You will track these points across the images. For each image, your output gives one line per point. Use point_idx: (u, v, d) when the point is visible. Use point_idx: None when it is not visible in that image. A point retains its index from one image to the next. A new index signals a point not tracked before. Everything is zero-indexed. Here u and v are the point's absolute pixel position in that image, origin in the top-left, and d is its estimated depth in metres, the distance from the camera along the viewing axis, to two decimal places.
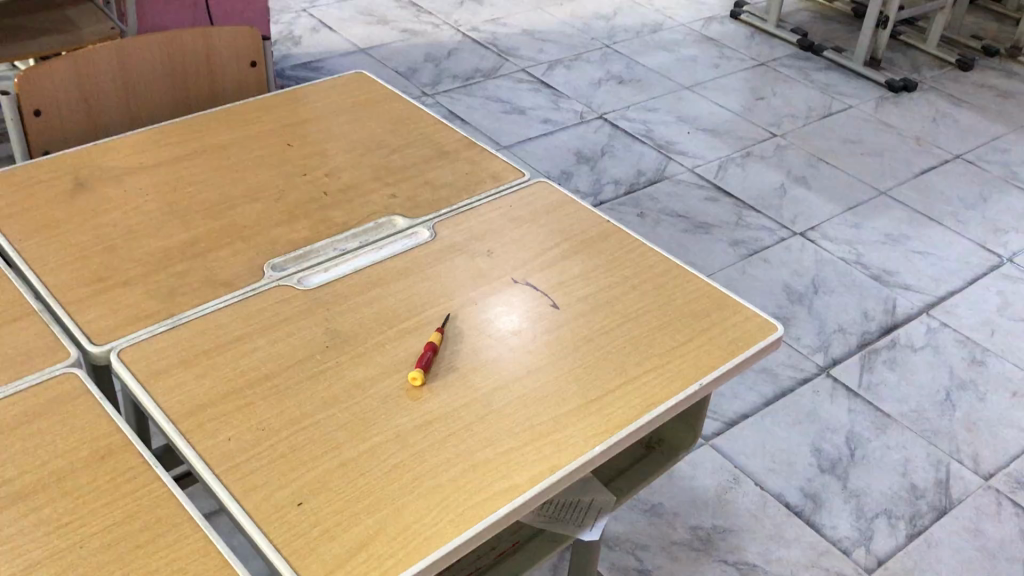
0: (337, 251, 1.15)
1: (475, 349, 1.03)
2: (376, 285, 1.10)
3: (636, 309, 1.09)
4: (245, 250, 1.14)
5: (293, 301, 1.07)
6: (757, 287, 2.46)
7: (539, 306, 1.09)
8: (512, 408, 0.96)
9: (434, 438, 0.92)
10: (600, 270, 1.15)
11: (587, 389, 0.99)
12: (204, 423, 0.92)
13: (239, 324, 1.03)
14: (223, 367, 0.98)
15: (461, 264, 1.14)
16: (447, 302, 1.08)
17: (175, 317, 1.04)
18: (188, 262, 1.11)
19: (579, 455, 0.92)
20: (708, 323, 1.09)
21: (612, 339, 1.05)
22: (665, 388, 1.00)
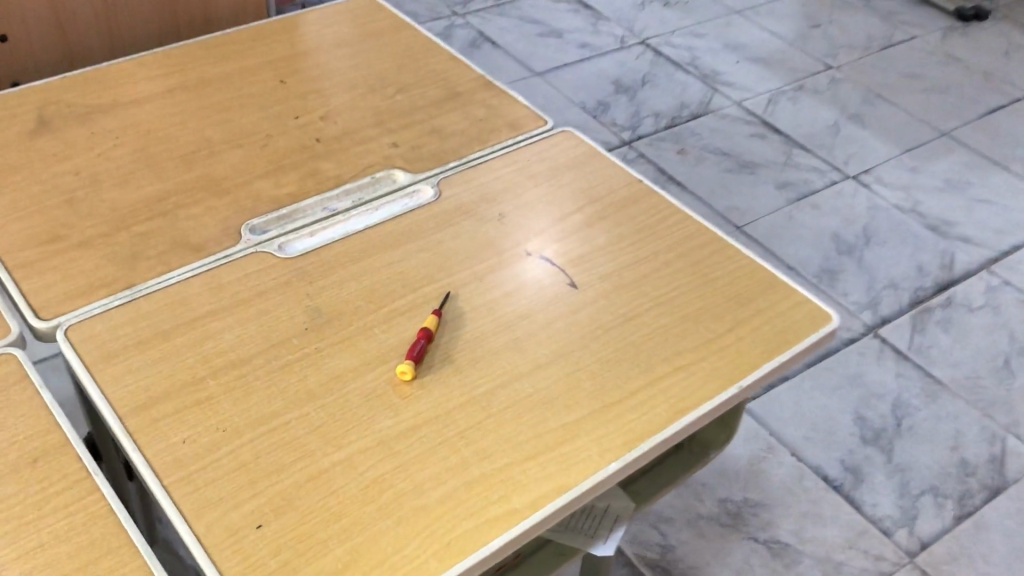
0: (326, 212, 1.01)
1: (477, 336, 0.88)
2: (368, 254, 0.95)
3: (667, 291, 0.94)
4: (222, 208, 1.00)
5: (271, 271, 0.93)
6: (804, 236, 2.28)
7: (554, 285, 0.94)
8: (516, 411, 0.82)
9: (422, 447, 0.79)
10: (627, 241, 1.00)
11: (605, 390, 0.85)
12: (156, 420, 0.79)
13: (207, 297, 0.90)
14: (184, 350, 0.85)
15: (466, 231, 0.99)
16: (448, 277, 0.94)
17: (135, 287, 0.90)
18: (156, 221, 0.98)
19: (591, 473, 0.78)
20: (750, 311, 0.93)
21: (638, 327, 0.90)
22: (696, 391, 0.85)
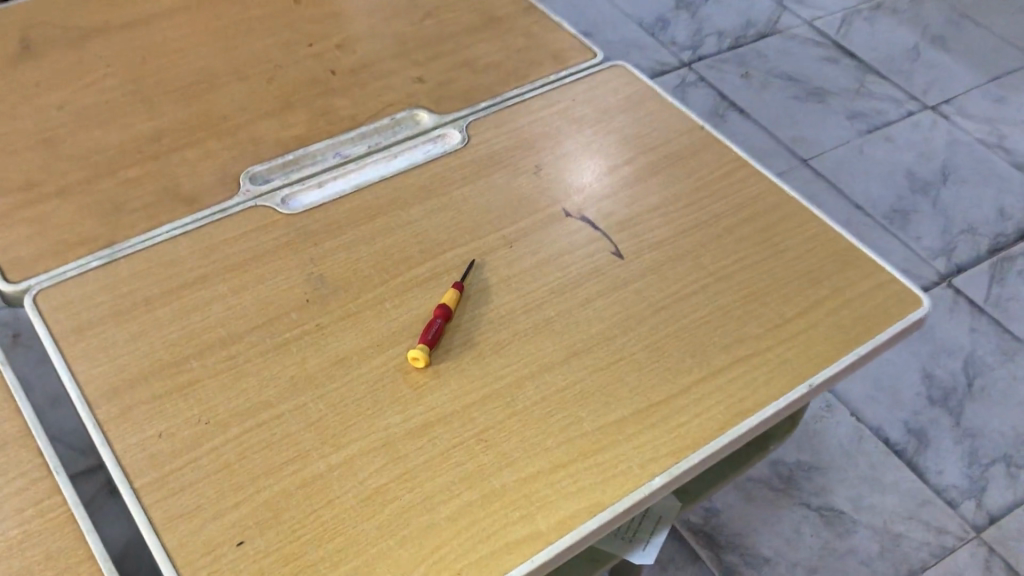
0: (338, 159, 0.89)
1: (504, 316, 0.76)
2: (383, 213, 0.83)
3: (727, 264, 0.81)
4: (221, 153, 0.88)
5: (272, 229, 0.81)
6: (876, 172, 2.10)
7: (595, 253, 0.81)
8: (545, 408, 0.70)
9: (433, 451, 0.68)
10: (684, 202, 0.86)
11: (651, 384, 0.72)
12: (129, 408, 0.69)
13: (197, 260, 0.78)
14: (167, 324, 0.74)
15: (497, 185, 0.86)
16: (474, 242, 0.81)
17: (116, 246, 0.79)
18: (145, 167, 0.86)
19: (631, 489, 0.67)
20: (825, 291, 0.80)
21: (692, 308, 0.77)
22: (758, 390, 0.73)
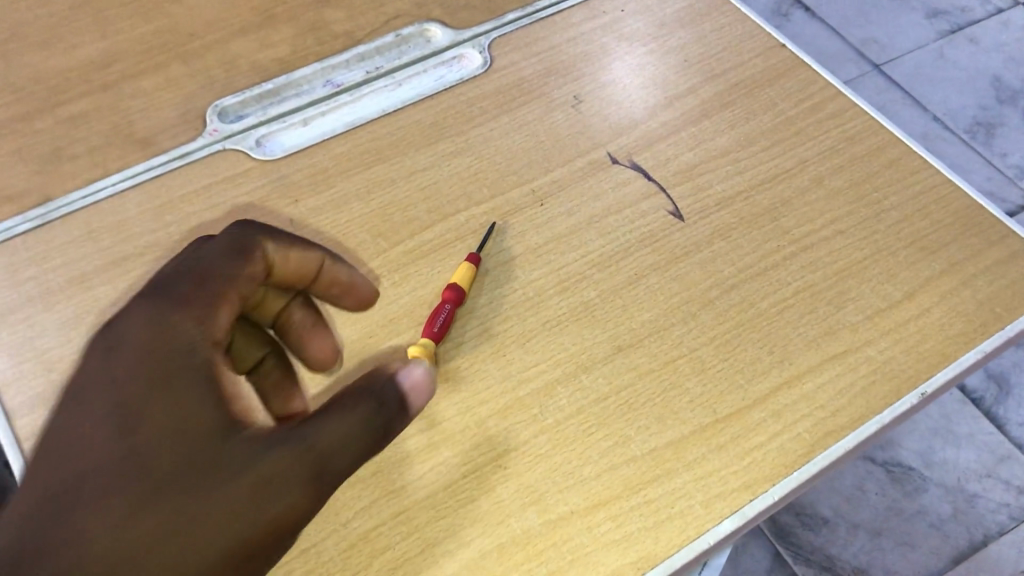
0: (328, 89, 0.72)
1: (531, 297, 0.61)
2: (381, 160, 0.67)
3: (814, 227, 0.64)
4: (185, 81, 0.71)
5: (243, 181, 0.65)
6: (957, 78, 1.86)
7: (646, 212, 0.65)
8: (581, 423, 0.55)
9: (437, 483, 0.53)
10: (760, 144, 0.68)
11: (718, 392, 0.56)
12: None
13: (149, 223, 0.63)
14: (108, 307, 0.59)
15: (525, 123, 0.69)
16: (495, 199, 0.65)
17: (51, 204, 0.63)
18: (92, 98, 0.70)
19: (691, 537, 0.51)
20: (943, 263, 0.62)
21: (770, 288, 0.61)
22: (856, 400, 0.56)
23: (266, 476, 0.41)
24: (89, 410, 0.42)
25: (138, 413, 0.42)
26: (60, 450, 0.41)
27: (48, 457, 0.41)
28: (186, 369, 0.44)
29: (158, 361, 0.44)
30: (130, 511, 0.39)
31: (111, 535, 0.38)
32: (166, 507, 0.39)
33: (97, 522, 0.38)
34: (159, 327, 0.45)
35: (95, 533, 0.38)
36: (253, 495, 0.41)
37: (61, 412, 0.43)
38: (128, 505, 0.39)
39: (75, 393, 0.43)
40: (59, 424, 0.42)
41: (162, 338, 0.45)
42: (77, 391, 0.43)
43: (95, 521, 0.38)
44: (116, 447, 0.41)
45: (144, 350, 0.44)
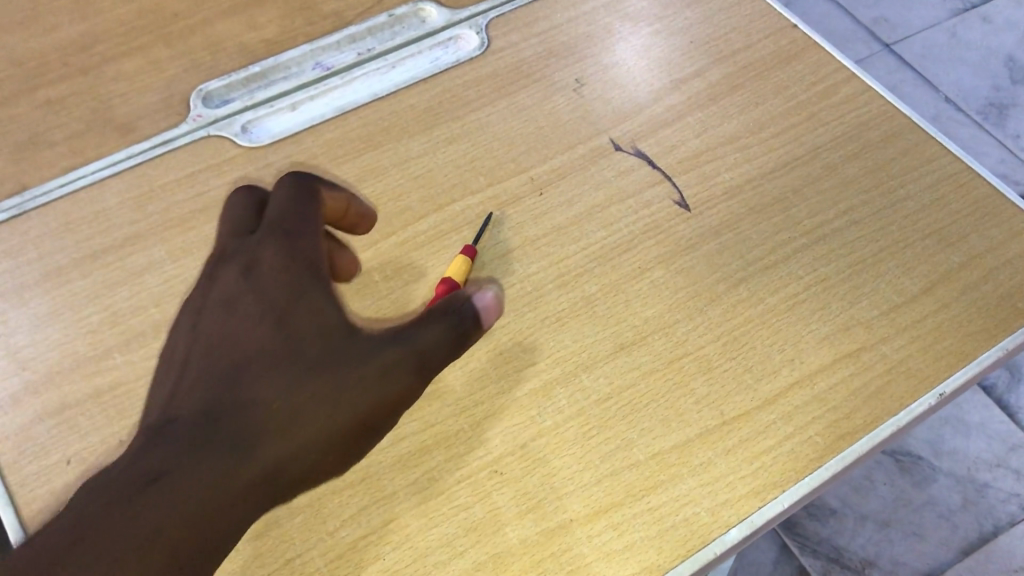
0: (318, 72, 0.69)
1: (529, 292, 0.58)
2: (373, 147, 0.64)
3: (827, 218, 0.61)
4: (169, 64, 0.68)
5: (229, 169, 0.62)
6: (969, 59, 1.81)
7: (650, 202, 0.62)
8: (581, 426, 0.52)
9: (430, 489, 0.50)
10: (769, 130, 0.65)
11: (725, 392, 0.53)
12: (29, 422, 0.51)
13: (129, 214, 0.60)
14: (85, 301, 0.56)
15: (524, 107, 0.66)
16: (492, 188, 0.62)
17: (27, 193, 0.61)
18: (73, 83, 0.67)
19: (697, 547, 0.48)
20: (963, 255, 0.59)
21: (780, 282, 0.58)
22: (872, 401, 0.53)
23: (389, 364, 0.45)
24: (240, 310, 0.46)
25: (283, 310, 0.46)
26: (217, 341, 0.45)
27: (209, 351, 0.45)
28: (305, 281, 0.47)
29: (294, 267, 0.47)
30: (284, 388, 0.43)
31: (270, 408, 0.43)
32: (313, 387, 0.44)
33: (257, 398, 0.43)
34: (291, 243, 0.48)
35: (256, 409, 0.43)
36: (376, 382, 0.45)
37: (214, 313, 0.47)
38: (283, 384, 0.44)
39: (224, 298, 0.47)
40: (213, 324, 0.47)
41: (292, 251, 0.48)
42: (225, 297, 0.47)
43: (256, 401, 0.43)
44: (264, 339, 0.45)
45: (282, 260, 0.47)
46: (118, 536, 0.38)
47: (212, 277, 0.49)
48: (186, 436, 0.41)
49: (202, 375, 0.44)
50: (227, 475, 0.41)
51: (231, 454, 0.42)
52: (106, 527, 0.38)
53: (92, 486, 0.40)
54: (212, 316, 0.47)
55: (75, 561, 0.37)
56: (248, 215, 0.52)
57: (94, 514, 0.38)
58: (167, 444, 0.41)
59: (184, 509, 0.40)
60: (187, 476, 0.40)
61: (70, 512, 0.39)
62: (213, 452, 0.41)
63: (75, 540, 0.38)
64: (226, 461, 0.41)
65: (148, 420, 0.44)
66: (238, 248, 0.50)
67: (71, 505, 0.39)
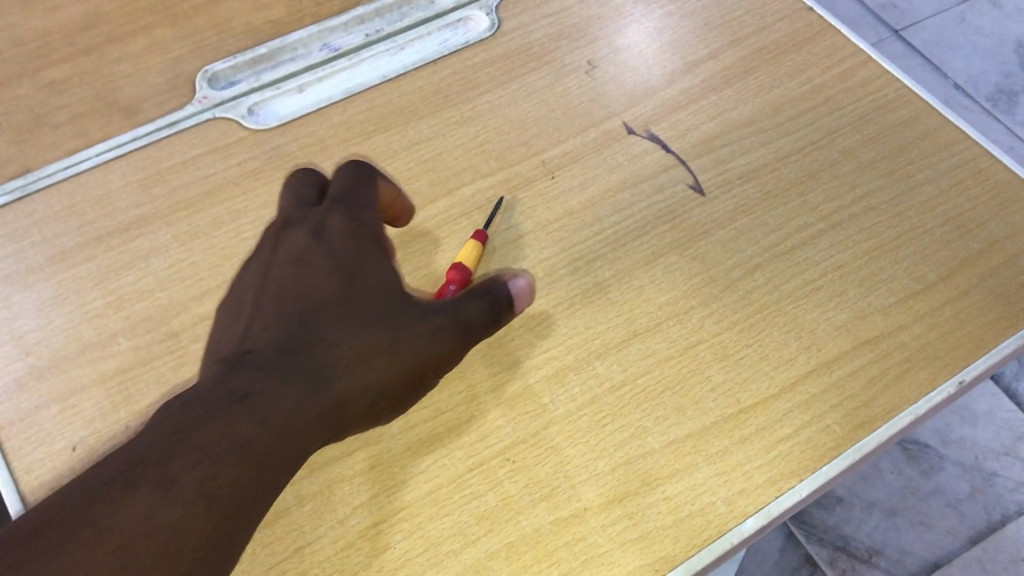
0: (326, 53, 0.68)
1: (541, 277, 0.57)
2: (381, 129, 0.63)
3: (844, 203, 0.60)
4: (174, 45, 0.67)
5: (235, 152, 0.61)
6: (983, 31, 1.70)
7: (664, 186, 0.61)
8: (595, 414, 0.51)
9: (441, 477, 0.49)
10: (785, 114, 0.64)
11: (741, 380, 0.53)
12: (33, 408, 0.50)
13: (133, 196, 0.59)
14: (90, 286, 0.55)
15: (535, 90, 0.65)
16: (503, 172, 0.61)
17: (29, 175, 0.60)
18: (76, 63, 0.66)
19: (713, 537, 0.47)
20: (982, 242, 0.58)
21: (797, 268, 0.57)
22: (890, 388, 0.52)
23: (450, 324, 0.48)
24: (310, 265, 0.49)
25: (352, 267, 0.49)
26: (289, 290, 0.48)
27: (280, 299, 0.47)
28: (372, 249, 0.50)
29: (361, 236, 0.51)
30: (356, 331, 0.46)
31: (342, 346, 0.45)
32: (383, 332, 0.46)
33: (330, 337, 0.45)
34: (356, 213, 0.52)
35: (330, 346, 0.45)
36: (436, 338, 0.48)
37: (282, 270, 0.50)
38: (355, 328, 0.46)
39: (292, 256, 0.50)
40: (281, 278, 0.49)
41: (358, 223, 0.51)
42: (294, 255, 0.50)
43: (328, 342, 0.45)
44: (336, 288, 0.48)
45: (349, 228, 0.51)
46: (215, 439, 0.38)
47: (278, 239, 0.52)
48: (265, 363, 0.43)
49: (275, 317, 0.46)
50: (308, 399, 0.42)
51: (310, 381, 0.43)
52: (201, 431, 0.38)
53: (177, 399, 0.40)
54: (280, 272, 0.50)
55: (172, 461, 0.37)
56: (309, 188, 0.55)
57: (187, 420, 0.38)
58: (250, 367, 0.42)
59: (269, 424, 0.40)
60: (271, 396, 0.41)
61: (159, 420, 0.39)
62: (293, 378, 0.43)
63: (173, 441, 0.37)
64: (305, 387, 0.43)
65: (221, 356, 0.45)
66: (301, 216, 0.53)
67: (156, 417, 0.39)
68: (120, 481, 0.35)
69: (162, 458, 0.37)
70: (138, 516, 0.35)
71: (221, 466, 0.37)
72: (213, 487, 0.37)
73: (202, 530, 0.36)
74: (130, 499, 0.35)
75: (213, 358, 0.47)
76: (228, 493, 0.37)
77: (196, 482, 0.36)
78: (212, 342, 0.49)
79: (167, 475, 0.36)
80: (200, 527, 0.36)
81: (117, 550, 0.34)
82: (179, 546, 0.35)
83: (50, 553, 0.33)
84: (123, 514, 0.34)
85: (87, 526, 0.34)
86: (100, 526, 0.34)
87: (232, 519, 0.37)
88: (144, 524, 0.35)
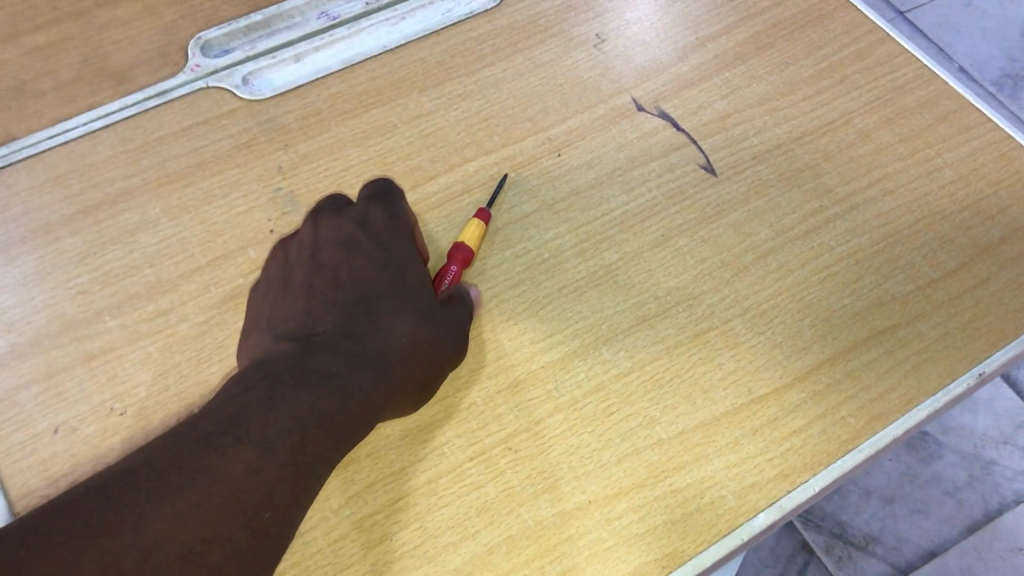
0: (324, 22, 0.65)
1: (546, 259, 0.55)
2: (382, 102, 0.60)
3: (860, 186, 0.58)
4: (166, 10, 0.65)
5: (228, 122, 0.59)
6: (992, 14, 1.59)
7: (674, 166, 0.59)
8: (601, 403, 0.49)
9: (439, 467, 0.47)
10: (800, 93, 0.62)
11: (754, 368, 0.51)
12: (14, 388, 0.48)
13: (121, 167, 0.56)
14: (75, 261, 0.53)
15: (542, 64, 0.63)
16: (508, 148, 0.59)
17: (13, 144, 0.57)
18: (63, 28, 0.63)
19: (723, 532, 0.45)
20: (1003, 228, 0.56)
21: (811, 253, 0.55)
22: (907, 379, 0.50)
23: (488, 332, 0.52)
24: (361, 255, 0.54)
25: (402, 264, 0.53)
26: (347, 280, 0.53)
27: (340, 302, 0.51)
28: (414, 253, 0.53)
29: (404, 237, 0.54)
30: (411, 328, 0.50)
31: (401, 339, 0.49)
32: (431, 326, 0.50)
33: (392, 330, 0.50)
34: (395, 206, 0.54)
35: (390, 338, 0.49)
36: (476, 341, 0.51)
37: (333, 252, 0.54)
38: (410, 322, 0.50)
39: (343, 241, 0.54)
40: (334, 262, 0.54)
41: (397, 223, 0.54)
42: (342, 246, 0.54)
43: (389, 343, 0.49)
44: (392, 284, 0.52)
45: (390, 223, 0.54)
46: (303, 411, 0.43)
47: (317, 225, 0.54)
48: (336, 351, 0.48)
49: (337, 306, 0.51)
50: (375, 387, 0.46)
51: (375, 369, 0.47)
52: (290, 402, 0.43)
53: (259, 372, 0.44)
54: (331, 254, 0.54)
55: (266, 427, 0.41)
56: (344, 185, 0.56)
57: (276, 389, 0.43)
58: (323, 353, 0.47)
59: (346, 402, 0.45)
60: (349, 380, 0.46)
61: (246, 388, 0.43)
62: (361, 366, 0.47)
63: (267, 408, 0.42)
64: (370, 375, 0.47)
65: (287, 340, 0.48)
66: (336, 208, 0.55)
67: (237, 387, 0.43)
68: (222, 439, 0.40)
69: (257, 422, 0.41)
70: (241, 469, 0.39)
71: (307, 433, 0.42)
72: (301, 452, 0.41)
73: (290, 488, 0.41)
74: (232, 456, 0.40)
75: (268, 330, 0.50)
76: (312, 458, 0.42)
77: (288, 446, 0.41)
78: (255, 310, 0.51)
79: (264, 438, 0.41)
80: (288, 484, 0.41)
81: (223, 497, 0.38)
82: (274, 499, 0.40)
83: (167, 498, 0.37)
84: (229, 466, 0.39)
85: (200, 475, 0.39)
86: (211, 475, 0.39)
87: (314, 482, 0.42)
88: (242, 484, 0.39)
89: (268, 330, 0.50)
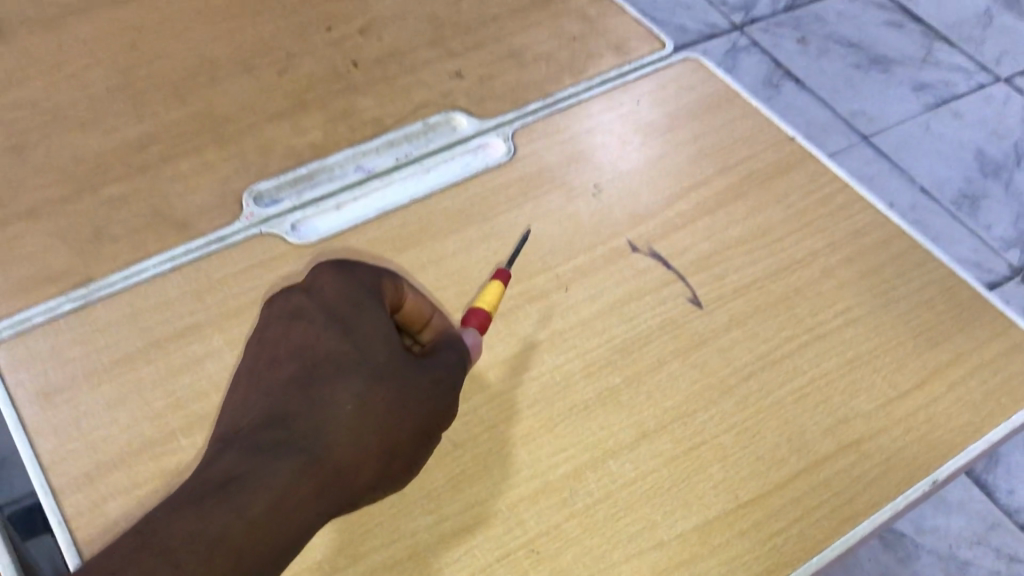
0: (359, 173, 0.75)
1: (559, 382, 0.63)
2: (412, 245, 0.69)
3: (826, 317, 0.67)
4: (221, 164, 0.74)
5: (280, 264, 0.68)
6: (948, 138, 1.73)
7: (668, 299, 0.68)
8: (609, 509, 0.57)
9: (472, 566, 0.55)
10: (772, 235, 0.72)
11: (740, 478, 0.59)
12: (100, 500, 0.55)
13: (188, 305, 0.65)
14: (150, 387, 0.61)
15: (550, 211, 0.72)
16: (523, 285, 0.68)
17: (93, 283, 0.66)
18: (131, 180, 0.73)
19: None
20: (950, 353, 0.65)
21: (786, 376, 0.64)
22: (872, 486, 0.59)
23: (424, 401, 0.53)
24: (300, 323, 0.54)
25: (345, 322, 0.54)
26: (285, 352, 0.53)
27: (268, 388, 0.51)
28: (357, 313, 0.55)
29: (350, 299, 0.55)
30: (358, 393, 0.51)
31: (345, 410, 0.50)
32: (380, 393, 0.52)
33: (331, 400, 0.50)
34: (345, 271, 0.58)
35: (330, 405, 0.50)
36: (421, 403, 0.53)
37: (276, 325, 0.55)
38: (356, 388, 0.51)
39: (286, 312, 0.56)
40: (276, 334, 0.55)
41: (342, 291, 0.56)
42: (288, 316, 0.55)
43: (329, 418, 0.50)
44: (333, 347, 0.53)
45: (336, 291, 0.56)
46: (177, 539, 0.42)
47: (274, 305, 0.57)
48: (252, 444, 0.48)
49: (272, 384, 0.52)
50: (301, 475, 0.47)
51: (302, 454, 0.48)
52: (167, 534, 0.42)
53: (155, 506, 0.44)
54: (274, 329, 0.55)
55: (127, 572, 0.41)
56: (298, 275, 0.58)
57: (151, 528, 0.43)
58: (234, 455, 0.47)
59: (248, 513, 0.44)
60: (251, 480, 0.46)
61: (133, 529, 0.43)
62: (285, 454, 0.48)
63: (135, 548, 0.42)
64: (296, 465, 0.47)
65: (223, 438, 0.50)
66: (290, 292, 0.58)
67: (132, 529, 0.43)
68: None
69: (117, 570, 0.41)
70: None
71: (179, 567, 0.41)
72: None
73: None
74: None
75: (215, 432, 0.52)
76: None
77: None
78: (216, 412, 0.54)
79: None
80: None
81: None
82: None
83: None
84: None
85: None
86: None
87: None
88: None
89: (216, 429, 0.52)
